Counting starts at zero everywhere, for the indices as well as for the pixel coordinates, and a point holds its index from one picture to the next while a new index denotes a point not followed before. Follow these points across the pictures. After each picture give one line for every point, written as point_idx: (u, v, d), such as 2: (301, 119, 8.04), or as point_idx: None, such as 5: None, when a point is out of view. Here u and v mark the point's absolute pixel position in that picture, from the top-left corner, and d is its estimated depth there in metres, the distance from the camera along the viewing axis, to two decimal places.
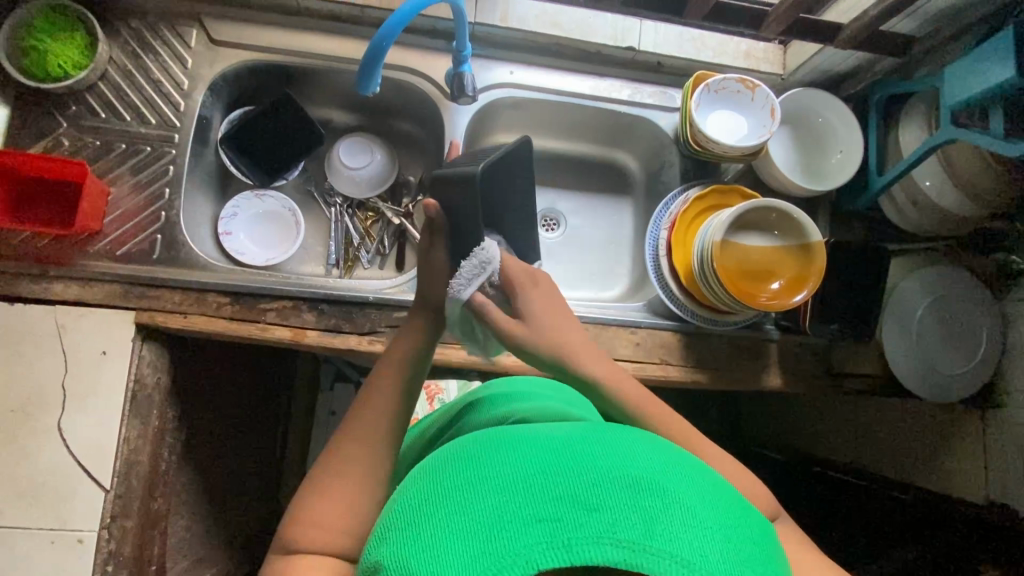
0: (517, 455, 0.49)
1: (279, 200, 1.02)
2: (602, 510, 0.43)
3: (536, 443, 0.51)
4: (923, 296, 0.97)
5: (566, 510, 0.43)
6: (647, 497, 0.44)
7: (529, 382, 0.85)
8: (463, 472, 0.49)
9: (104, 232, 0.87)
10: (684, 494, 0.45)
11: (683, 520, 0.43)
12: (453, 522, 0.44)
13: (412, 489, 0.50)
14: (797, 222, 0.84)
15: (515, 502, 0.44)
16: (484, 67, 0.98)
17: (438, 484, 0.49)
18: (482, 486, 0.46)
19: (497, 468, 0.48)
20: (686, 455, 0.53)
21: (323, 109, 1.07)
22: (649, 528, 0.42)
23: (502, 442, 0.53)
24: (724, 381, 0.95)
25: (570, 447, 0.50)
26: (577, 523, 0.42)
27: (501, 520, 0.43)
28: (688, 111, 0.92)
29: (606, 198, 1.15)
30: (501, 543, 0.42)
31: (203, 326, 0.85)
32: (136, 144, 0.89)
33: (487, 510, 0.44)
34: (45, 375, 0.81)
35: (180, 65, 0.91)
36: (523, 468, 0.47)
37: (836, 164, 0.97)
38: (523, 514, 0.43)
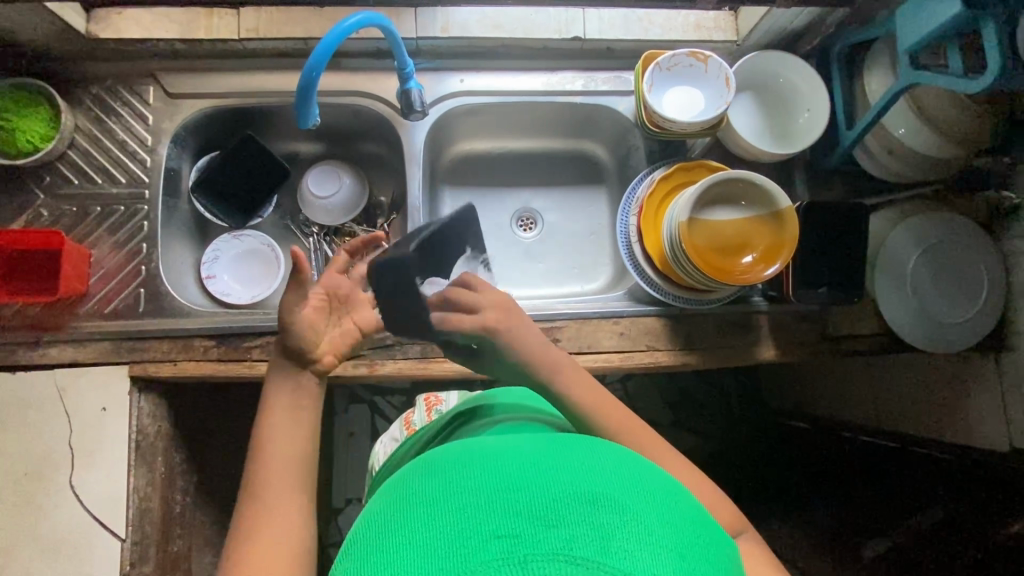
0: (484, 473, 0.52)
1: (256, 238, 1.04)
2: (559, 526, 0.45)
3: (507, 458, 0.55)
4: (913, 246, 0.93)
5: (524, 526, 0.45)
6: (604, 514, 0.47)
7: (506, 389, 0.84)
8: (431, 489, 0.52)
9: (91, 293, 0.90)
10: (641, 512, 0.48)
11: (639, 539, 0.46)
12: (414, 538, 0.47)
13: (385, 506, 0.54)
14: (767, 193, 0.82)
15: (475, 519, 0.47)
16: (435, 79, 0.98)
17: (404, 505, 0.52)
18: (448, 504, 0.49)
19: (464, 486, 0.51)
20: (655, 471, 0.56)
21: (289, 143, 1.10)
22: (604, 546, 0.44)
23: (471, 459, 0.56)
24: (717, 359, 0.93)
25: (531, 465, 0.53)
26: (533, 540, 0.44)
27: (462, 536, 0.46)
28: (641, 94, 0.90)
29: (579, 190, 1.14)
30: (459, 558, 0.44)
31: (193, 371, 0.88)
32: (109, 205, 0.92)
33: (446, 528, 0.47)
34: (52, 437, 0.84)
35: (142, 123, 0.94)
36: (487, 486, 0.50)
37: (803, 124, 0.95)
38: (482, 530, 0.46)
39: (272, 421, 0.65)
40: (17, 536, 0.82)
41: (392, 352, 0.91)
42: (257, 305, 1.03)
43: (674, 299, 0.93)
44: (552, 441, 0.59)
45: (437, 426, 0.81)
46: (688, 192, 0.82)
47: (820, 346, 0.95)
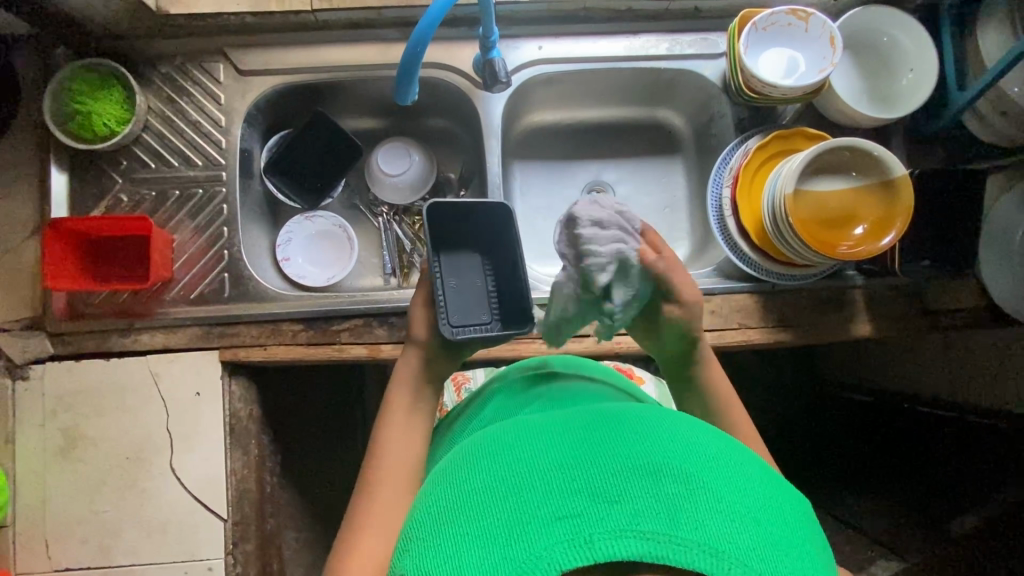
0: (538, 448, 0.52)
1: (329, 219, 1.02)
2: (623, 502, 0.45)
3: (555, 434, 0.54)
4: (1021, 214, 0.87)
5: (586, 506, 0.46)
6: (666, 485, 0.46)
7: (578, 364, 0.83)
8: (480, 470, 0.52)
9: (176, 279, 0.89)
10: (705, 478, 0.48)
11: (708, 506, 0.45)
12: (473, 524, 0.47)
13: (442, 487, 0.53)
14: (880, 162, 0.78)
15: (534, 501, 0.47)
16: (511, 47, 0.94)
17: (457, 488, 0.51)
18: (505, 485, 0.49)
19: (516, 465, 0.51)
20: (713, 431, 0.55)
21: (355, 119, 1.06)
22: (671, 519, 0.44)
23: (520, 436, 0.55)
24: (811, 335, 0.90)
25: (583, 440, 0.52)
26: (599, 519, 0.45)
27: (524, 520, 0.46)
28: (736, 56, 0.85)
29: (653, 161, 1.10)
30: (524, 543, 0.45)
31: (283, 356, 0.87)
32: (188, 188, 0.91)
33: (505, 513, 0.47)
34: (152, 421, 0.86)
35: (214, 102, 0.92)
36: (542, 465, 0.50)
37: (906, 86, 0.89)
38: (543, 514, 0.46)
39: (383, 435, 0.71)
40: (124, 518, 0.85)
41: None
42: (332, 287, 1.02)
43: (769, 274, 0.89)
44: (599, 408, 0.59)
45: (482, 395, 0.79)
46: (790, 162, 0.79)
47: (918, 321, 0.92)
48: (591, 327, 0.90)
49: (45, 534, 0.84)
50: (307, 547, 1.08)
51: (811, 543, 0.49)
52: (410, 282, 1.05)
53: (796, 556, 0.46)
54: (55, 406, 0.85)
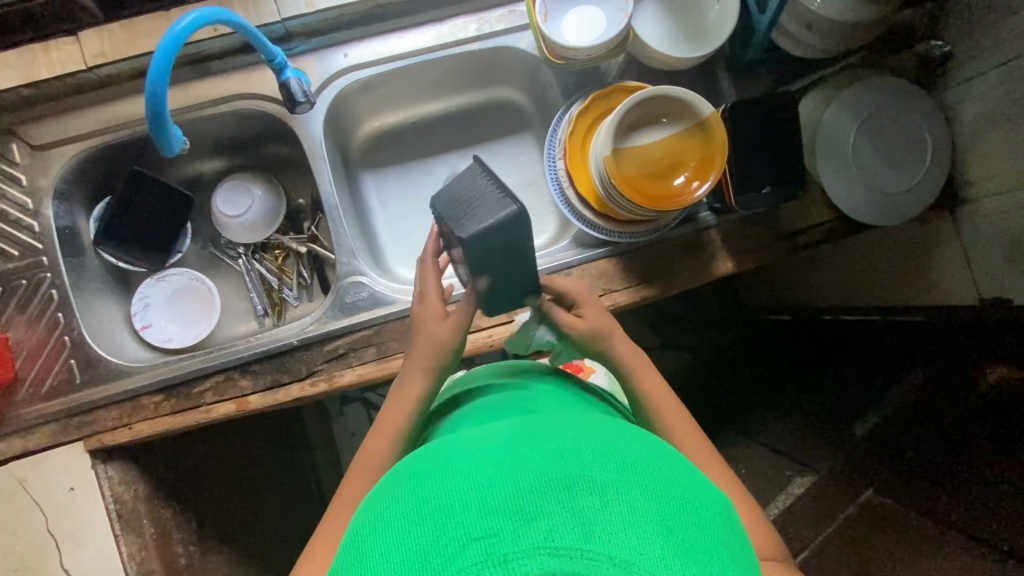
0: (460, 469, 0.48)
1: (182, 274, 0.98)
2: (539, 517, 0.42)
3: (481, 450, 0.51)
4: (851, 119, 0.88)
5: (501, 523, 0.42)
6: (583, 496, 0.43)
7: (494, 370, 0.82)
8: (404, 494, 0.48)
9: (21, 377, 0.85)
10: (624, 488, 0.44)
11: (622, 519, 0.42)
12: (391, 550, 0.44)
13: (363, 521, 0.49)
14: (690, 105, 0.77)
15: (450, 521, 0.44)
16: (314, 60, 0.90)
17: (381, 513, 0.48)
18: (425, 506, 0.46)
19: (439, 484, 0.47)
20: (640, 437, 0.53)
21: (189, 166, 1.02)
22: (587, 530, 0.41)
23: (448, 459, 0.51)
24: (676, 284, 0.91)
25: (507, 454, 0.49)
26: (513, 537, 0.41)
27: (439, 544, 0.42)
28: (536, 25, 0.83)
29: (505, 142, 1.09)
30: (436, 567, 0.41)
31: (150, 430, 0.84)
32: (10, 281, 0.85)
33: (423, 536, 0.43)
34: (28, 529, 0.82)
35: (16, 185, 0.86)
36: (462, 484, 0.46)
37: (716, 18, 0.87)
38: (458, 535, 0.42)
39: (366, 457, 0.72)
40: None
41: (347, 360, 0.86)
42: (203, 343, 0.98)
43: (620, 236, 0.89)
44: (530, 422, 0.55)
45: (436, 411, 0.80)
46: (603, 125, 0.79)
47: (777, 246, 0.92)
48: None
49: None
50: None
51: (735, 553, 0.46)
52: (284, 319, 1.02)
53: (713, 568, 0.42)
54: None
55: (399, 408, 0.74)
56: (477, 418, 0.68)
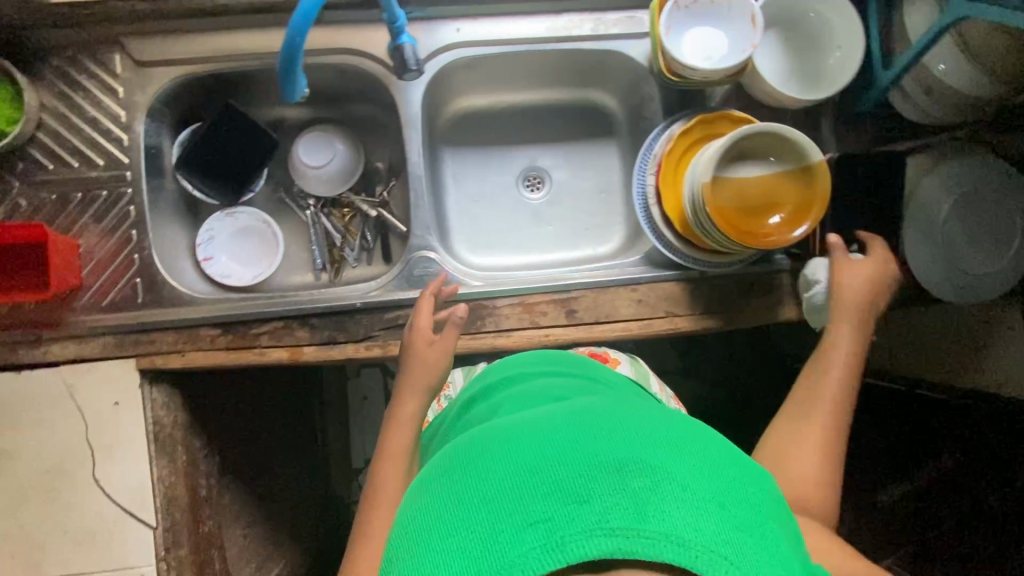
0: (505, 456, 0.50)
1: (251, 215, 0.98)
2: (591, 500, 0.43)
3: (524, 434, 0.52)
4: (946, 193, 0.85)
5: (557, 506, 0.43)
6: (634, 479, 0.44)
7: (529, 355, 0.82)
8: (454, 482, 0.50)
9: (85, 286, 0.86)
10: (671, 467, 0.46)
11: (673, 497, 0.43)
12: (449, 535, 0.45)
13: (416, 507, 0.51)
14: (799, 147, 0.76)
15: (506, 507, 0.45)
16: (427, 29, 0.89)
17: (433, 500, 0.49)
18: (477, 494, 0.47)
19: (487, 471, 0.49)
20: (675, 417, 0.54)
21: (275, 109, 1.01)
22: (639, 512, 0.42)
23: (492, 444, 0.52)
24: (740, 321, 0.90)
25: (552, 437, 0.50)
26: (570, 520, 0.42)
27: (497, 529, 0.44)
28: (658, 38, 0.82)
29: (589, 145, 1.08)
30: (497, 553, 0.43)
31: (201, 362, 0.85)
32: (91, 190, 0.86)
33: (479, 523, 0.45)
34: (70, 433, 0.84)
35: (112, 97, 0.86)
36: (512, 469, 0.48)
37: (835, 64, 0.86)
38: (515, 520, 0.44)
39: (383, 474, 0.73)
40: (51, 528, 0.84)
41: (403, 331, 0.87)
42: (259, 285, 0.98)
43: (693, 262, 0.89)
44: (570, 406, 0.56)
45: (463, 399, 0.80)
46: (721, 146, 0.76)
47: None
48: (518, 321, 0.89)
49: None
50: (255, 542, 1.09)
51: (780, 525, 0.48)
52: (341, 277, 1.02)
53: (763, 541, 0.44)
54: None
55: (402, 430, 0.76)
56: (511, 402, 0.69)
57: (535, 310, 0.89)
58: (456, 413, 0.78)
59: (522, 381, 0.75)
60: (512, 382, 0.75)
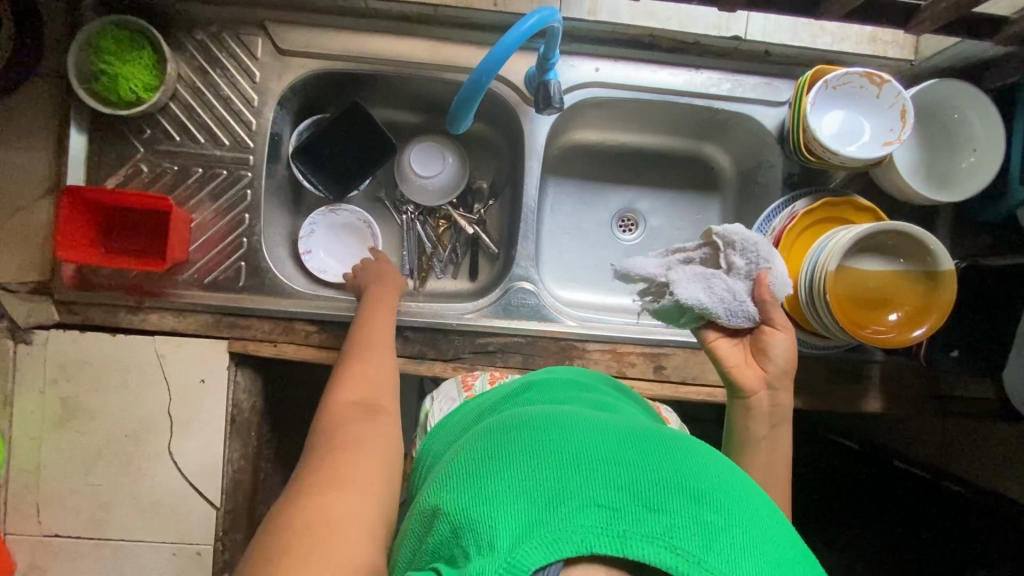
0: (578, 437, 0.47)
1: (353, 212, 0.99)
2: (661, 512, 0.40)
3: (603, 428, 0.49)
4: None
5: (626, 502, 0.41)
6: (710, 512, 0.41)
7: (592, 374, 0.77)
8: (523, 440, 0.47)
9: (190, 261, 0.86)
10: (750, 521, 0.42)
11: (748, 550, 0.39)
12: (506, 486, 0.43)
13: (472, 456, 0.48)
14: (929, 252, 0.75)
15: (573, 481, 0.42)
16: (567, 64, 0.88)
17: (496, 452, 0.47)
18: (546, 458, 0.44)
19: (559, 442, 0.46)
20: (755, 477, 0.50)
21: (390, 111, 1.01)
22: (709, 541, 0.39)
23: (568, 423, 0.50)
24: (822, 404, 0.90)
25: (633, 442, 0.47)
26: (636, 520, 0.39)
27: (559, 496, 0.41)
28: (801, 114, 0.81)
29: (690, 197, 1.07)
30: (552, 516, 0.40)
31: (292, 355, 0.85)
32: (212, 167, 0.87)
33: (542, 485, 0.42)
34: (152, 403, 0.84)
35: (248, 79, 0.87)
36: (586, 452, 0.45)
37: (967, 169, 0.85)
38: (580, 496, 0.41)
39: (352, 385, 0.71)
40: (118, 493, 0.84)
41: (492, 359, 0.87)
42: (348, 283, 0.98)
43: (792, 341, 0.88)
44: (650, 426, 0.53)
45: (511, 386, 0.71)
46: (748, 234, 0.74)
47: (929, 406, 0.91)
48: (606, 367, 0.88)
49: (36, 498, 0.83)
50: None
51: None
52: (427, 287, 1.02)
53: None
54: (55, 375, 0.83)
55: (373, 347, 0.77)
56: (578, 400, 0.64)
57: (625, 359, 0.88)
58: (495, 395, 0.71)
59: (584, 390, 0.69)
60: (571, 386, 0.70)
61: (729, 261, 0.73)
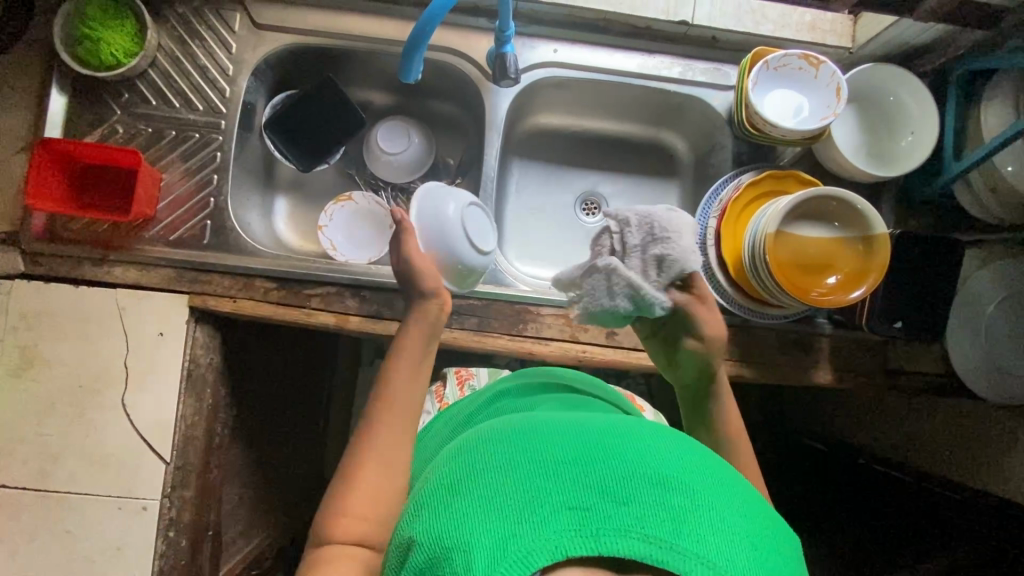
0: (549, 441, 0.49)
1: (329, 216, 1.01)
2: (629, 504, 0.42)
3: (571, 429, 0.51)
4: (997, 292, 0.89)
5: (596, 500, 0.43)
6: (675, 496, 0.43)
7: (564, 372, 0.81)
8: (495, 453, 0.49)
9: (157, 219, 0.89)
10: (711, 496, 0.45)
11: (712, 525, 0.42)
12: (485, 500, 0.44)
13: (451, 470, 0.50)
14: (864, 217, 0.79)
15: (545, 487, 0.44)
16: (527, 45, 0.94)
17: (471, 467, 0.48)
18: (520, 467, 0.46)
19: (533, 452, 0.48)
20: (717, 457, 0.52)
21: (362, 91, 1.06)
22: (677, 524, 0.41)
23: (535, 429, 0.52)
24: (773, 376, 0.91)
25: (599, 440, 0.49)
26: (606, 516, 0.42)
27: (535, 503, 0.43)
28: (744, 91, 0.86)
29: (651, 182, 1.11)
30: (530, 526, 0.41)
31: (251, 311, 0.87)
32: (185, 131, 0.91)
33: (517, 494, 0.44)
34: (109, 355, 0.85)
35: (225, 50, 0.92)
36: (557, 456, 0.47)
37: (905, 148, 0.89)
38: (553, 501, 0.43)
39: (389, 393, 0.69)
40: (68, 444, 0.84)
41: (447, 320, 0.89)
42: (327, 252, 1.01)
43: (741, 309, 0.90)
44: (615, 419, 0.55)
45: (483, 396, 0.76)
46: (635, 210, 0.72)
47: (878, 379, 0.92)
48: (559, 332, 0.90)
49: None
50: (245, 504, 1.09)
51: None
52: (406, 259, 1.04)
53: None
54: (16, 324, 0.84)
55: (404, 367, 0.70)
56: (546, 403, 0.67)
57: (577, 324, 0.90)
58: (474, 402, 0.76)
59: (551, 386, 0.74)
60: (541, 387, 0.74)
61: (623, 241, 0.72)
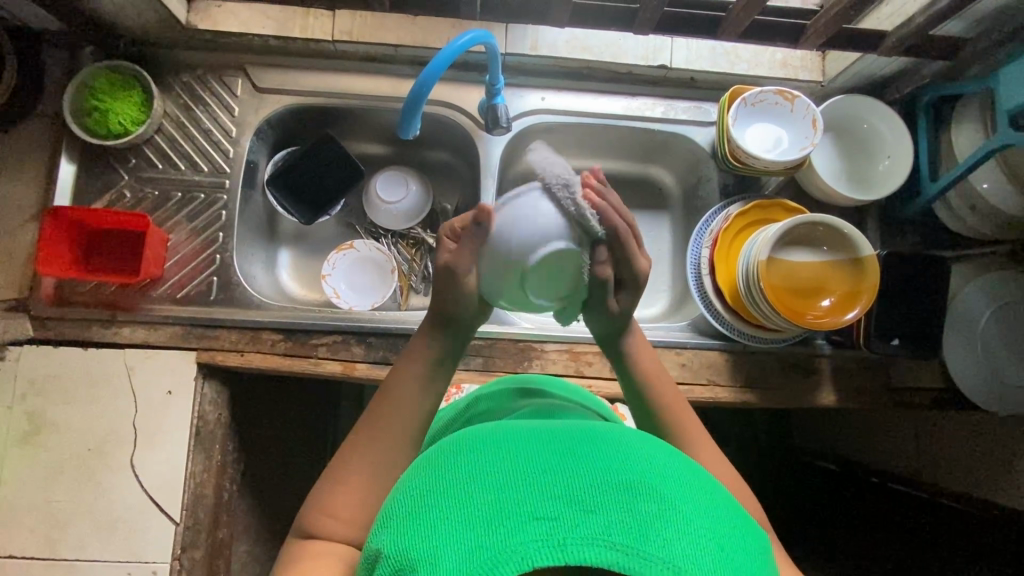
0: (519, 449, 0.47)
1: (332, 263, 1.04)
2: (597, 512, 0.40)
3: (541, 436, 0.49)
4: (986, 304, 0.91)
5: (563, 510, 0.41)
6: (643, 502, 0.41)
7: (553, 382, 0.81)
8: (463, 461, 0.47)
9: (165, 277, 0.91)
10: (680, 500, 0.43)
11: (680, 531, 0.40)
12: (451, 511, 0.42)
13: (418, 479, 0.48)
14: (849, 239, 0.82)
15: (511, 497, 0.42)
16: (517, 95, 0.99)
17: (439, 476, 0.46)
18: (487, 477, 0.44)
19: (502, 459, 0.46)
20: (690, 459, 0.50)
21: (360, 144, 1.10)
22: (644, 532, 0.39)
23: (503, 436, 0.49)
24: (776, 400, 0.93)
25: (570, 446, 0.47)
26: (573, 525, 0.40)
27: (500, 513, 0.41)
28: (726, 127, 0.90)
29: (642, 214, 1.14)
30: (496, 537, 0.39)
31: (259, 364, 0.89)
32: (190, 192, 0.94)
33: (484, 504, 0.42)
34: (117, 415, 0.85)
35: (228, 113, 0.96)
36: (525, 464, 0.45)
37: (883, 171, 0.94)
38: (520, 511, 0.41)
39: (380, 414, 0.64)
40: (75, 509, 0.83)
41: None
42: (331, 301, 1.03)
43: (739, 334, 0.92)
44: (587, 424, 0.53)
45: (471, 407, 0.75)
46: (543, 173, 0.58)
47: (881, 397, 0.93)
48: (564, 367, 0.91)
49: None
50: (254, 562, 1.06)
51: None
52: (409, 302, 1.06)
53: None
54: (25, 390, 0.85)
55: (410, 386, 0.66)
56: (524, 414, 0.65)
57: (581, 359, 0.92)
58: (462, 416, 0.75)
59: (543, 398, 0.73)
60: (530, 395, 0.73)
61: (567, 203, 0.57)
